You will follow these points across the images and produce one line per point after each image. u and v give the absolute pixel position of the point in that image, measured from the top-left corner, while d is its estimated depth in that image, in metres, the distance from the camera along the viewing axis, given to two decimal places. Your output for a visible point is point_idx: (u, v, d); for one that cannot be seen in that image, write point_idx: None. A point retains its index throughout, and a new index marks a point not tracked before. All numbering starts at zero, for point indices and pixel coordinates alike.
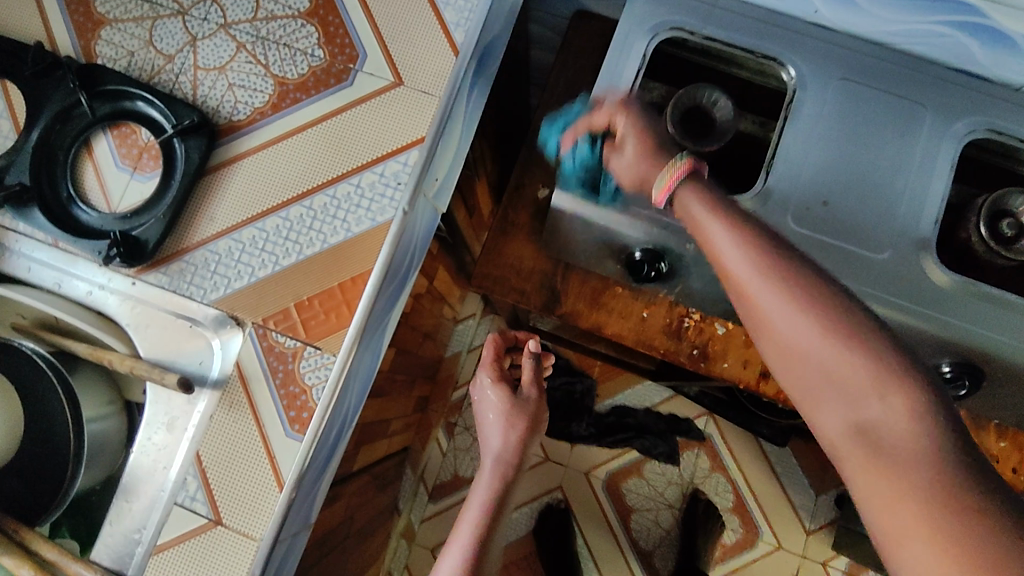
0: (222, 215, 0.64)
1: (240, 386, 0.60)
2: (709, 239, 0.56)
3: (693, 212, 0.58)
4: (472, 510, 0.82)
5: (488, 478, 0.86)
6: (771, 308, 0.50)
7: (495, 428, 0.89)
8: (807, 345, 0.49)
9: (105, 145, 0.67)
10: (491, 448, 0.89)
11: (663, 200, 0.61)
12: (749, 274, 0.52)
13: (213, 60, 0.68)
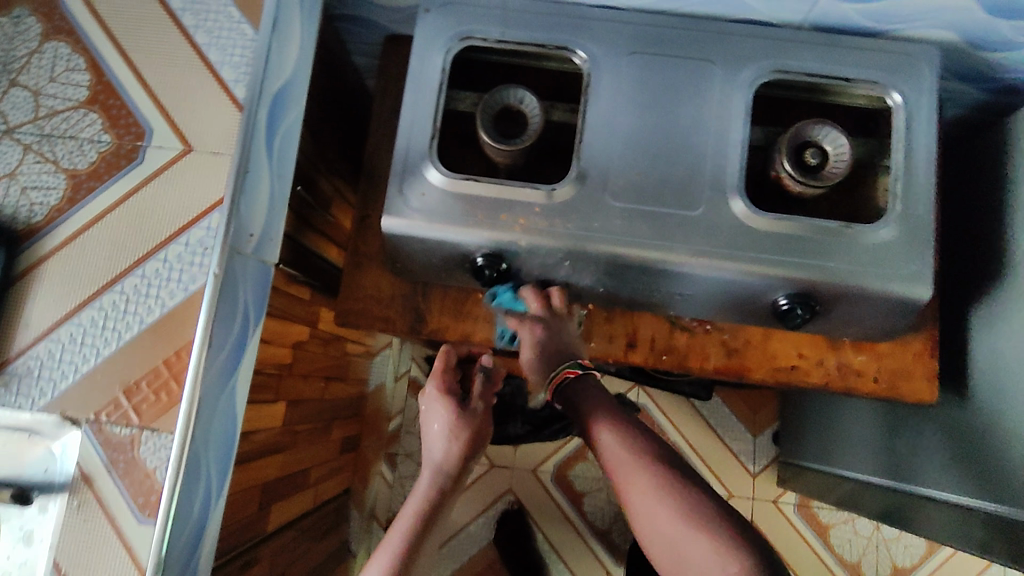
0: (37, 318, 0.63)
1: (84, 486, 0.60)
2: (610, 444, 0.70)
3: (612, 456, 0.69)
4: (390, 553, 0.68)
5: (413, 511, 0.72)
6: (648, 511, 0.64)
7: (435, 444, 0.76)
8: (652, 521, 0.64)
9: None
10: (427, 473, 0.75)
11: (552, 393, 0.77)
12: (622, 461, 0.68)
13: (1, 167, 0.66)
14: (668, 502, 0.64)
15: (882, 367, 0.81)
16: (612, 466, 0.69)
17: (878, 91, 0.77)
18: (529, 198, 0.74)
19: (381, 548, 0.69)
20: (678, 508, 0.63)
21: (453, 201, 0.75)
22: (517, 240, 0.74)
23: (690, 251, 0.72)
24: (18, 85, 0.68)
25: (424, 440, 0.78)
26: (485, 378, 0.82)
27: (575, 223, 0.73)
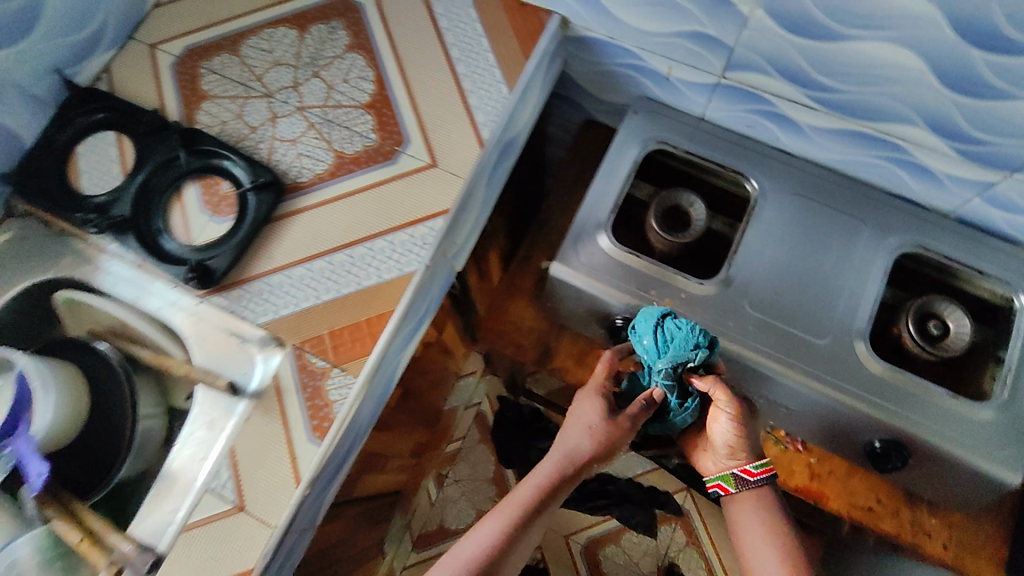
0: (277, 254, 0.78)
1: (274, 396, 0.73)
2: (741, 530, 0.78)
3: (738, 512, 0.80)
4: (511, 507, 0.74)
5: (540, 476, 0.76)
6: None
7: (574, 436, 0.77)
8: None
9: (192, 192, 0.83)
10: (566, 457, 0.77)
11: (757, 474, 0.79)
12: (756, 547, 0.76)
13: (288, 133, 0.85)
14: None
15: (954, 537, 0.86)
16: (745, 553, 0.77)
17: (1007, 290, 0.86)
18: (679, 284, 0.86)
19: (512, 495, 0.76)
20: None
21: (615, 266, 0.87)
22: None
23: (807, 372, 0.81)
24: (320, 78, 0.88)
25: (568, 432, 0.78)
26: (645, 404, 0.79)
27: (713, 315, 0.85)
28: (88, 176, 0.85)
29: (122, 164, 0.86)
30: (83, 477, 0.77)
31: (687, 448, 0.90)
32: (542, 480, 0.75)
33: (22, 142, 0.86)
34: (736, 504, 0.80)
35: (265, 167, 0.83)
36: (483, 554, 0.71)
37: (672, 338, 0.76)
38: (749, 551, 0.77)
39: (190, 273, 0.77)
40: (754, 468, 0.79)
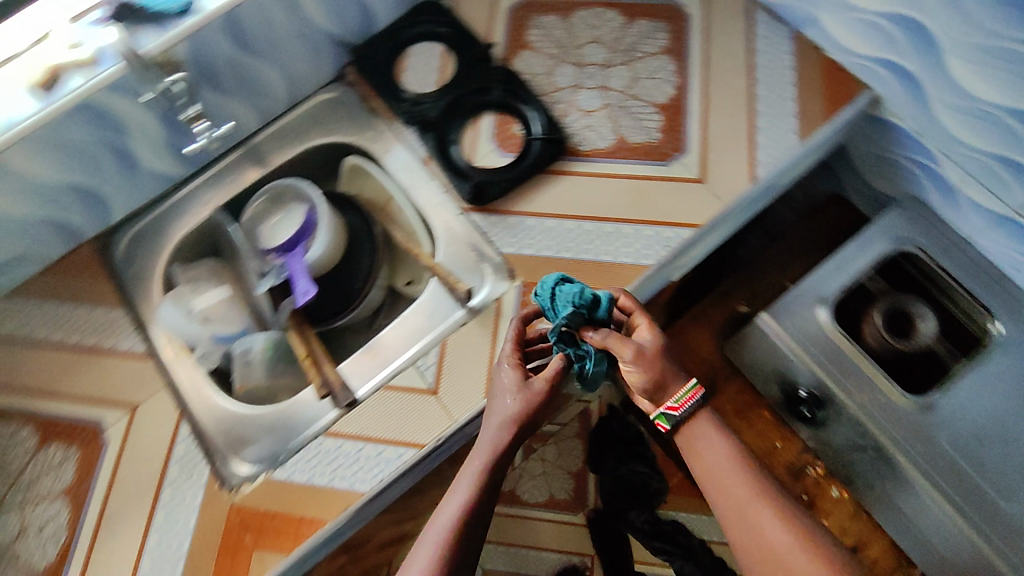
0: (539, 202, 0.89)
1: (492, 316, 0.84)
2: (710, 455, 0.77)
3: (686, 430, 0.80)
4: (469, 481, 0.74)
5: (485, 450, 0.74)
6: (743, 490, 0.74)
7: (503, 407, 0.75)
8: (787, 552, 0.70)
9: (488, 122, 0.95)
10: (490, 424, 0.75)
11: (682, 407, 0.76)
12: (729, 475, 0.75)
13: (586, 105, 0.93)
14: (794, 540, 0.71)
15: None
16: (718, 482, 0.76)
17: None
18: (879, 384, 0.85)
19: (463, 470, 0.75)
20: (806, 543, 0.70)
21: (823, 338, 0.89)
22: (851, 398, 0.86)
23: (976, 529, 0.79)
24: (629, 68, 0.96)
25: (492, 407, 0.76)
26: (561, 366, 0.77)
27: (903, 432, 0.83)
28: (410, 75, 0.99)
29: (439, 77, 0.98)
30: (319, 309, 0.94)
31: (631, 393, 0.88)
32: (485, 453, 0.74)
33: (374, 30, 1.00)
34: (686, 434, 0.79)
35: (556, 125, 0.92)
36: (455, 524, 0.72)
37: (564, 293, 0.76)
38: (733, 486, 0.75)
39: (468, 189, 0.90)
40: (676, 402, 0.76)
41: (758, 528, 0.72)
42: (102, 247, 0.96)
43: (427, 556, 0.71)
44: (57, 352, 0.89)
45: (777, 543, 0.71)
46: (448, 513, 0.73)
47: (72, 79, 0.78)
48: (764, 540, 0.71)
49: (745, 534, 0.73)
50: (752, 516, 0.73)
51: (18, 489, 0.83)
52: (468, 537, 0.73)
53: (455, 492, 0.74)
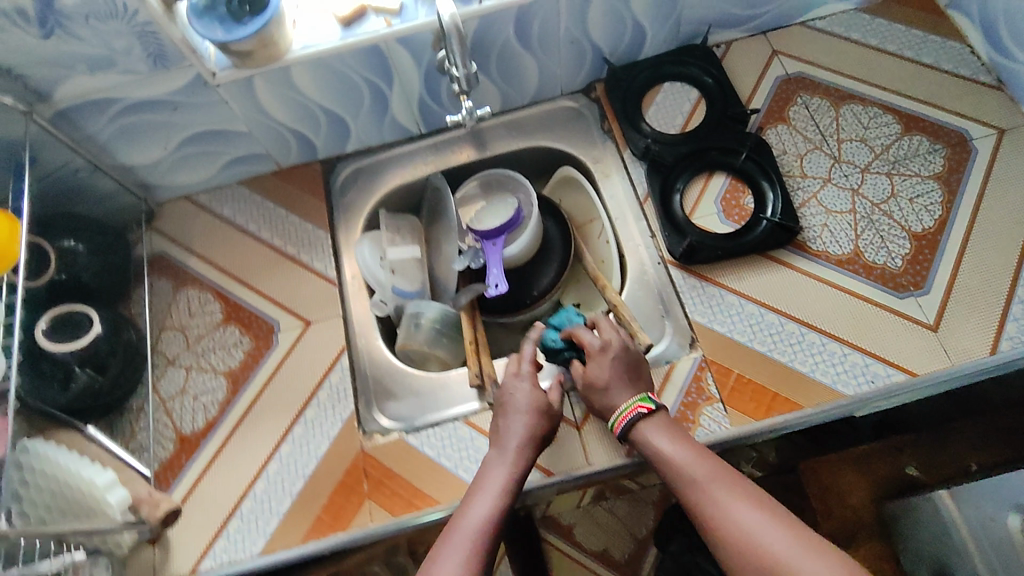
0: (747, 283, 0.85)
1: (661, 379, 0.83)
2: (678, 466, 0.70)
3: (656, 441, 0.72)
4: (495, 489, 0.71)
5: (507, 468, 0.73)
6: (744, 510, 0.65)
7: (521, 427, 0.76)
8: (759, 532, 0.64)
9: (719, 183, 0.91)
10: (512, 445, 0.75)
11: (618, 430, 0.75)
12: (704, 473, 0.69)
13: (830, 203, 0.88)
14: (770, 518, 0.65)
15: None
16: (691, 488, 0.68)
17: None
18: None
19: (483, 479, 0.73)
20: (783, 519, 0.65)
21: None
22: None
23: None
24: (889, 180, 0.89)
25: (508, 427, 0.76)
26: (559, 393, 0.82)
27: None
28: (656, 111, 0.97)
29: (686, 123, 0.95)
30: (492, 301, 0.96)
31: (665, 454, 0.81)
32: (509, 469, 0.73)
33: (639, 56, 0.99)
34: (640, 437, 0.73)
35: (793, 212, 0.86)
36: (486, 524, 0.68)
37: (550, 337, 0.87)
38: (703, 493, 0.68)
39: (680, 248, 0.86)
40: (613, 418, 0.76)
41: (730, 518, 0.66)
42: (323, 170, 1.02)
43: (458, 557, 0.65)
44: (262, 248, 0.96)
45: (752, 530, 0.64)
46: (474, 516, 0.68)
47: (371, 21, 0.82)
48: (760, 552, 0.63)
49: (735, 547, 0.64)
50: (722, 512, 0.66)
51: (189, 354, 0.91)
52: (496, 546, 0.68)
53: (479, 500, 0.70)
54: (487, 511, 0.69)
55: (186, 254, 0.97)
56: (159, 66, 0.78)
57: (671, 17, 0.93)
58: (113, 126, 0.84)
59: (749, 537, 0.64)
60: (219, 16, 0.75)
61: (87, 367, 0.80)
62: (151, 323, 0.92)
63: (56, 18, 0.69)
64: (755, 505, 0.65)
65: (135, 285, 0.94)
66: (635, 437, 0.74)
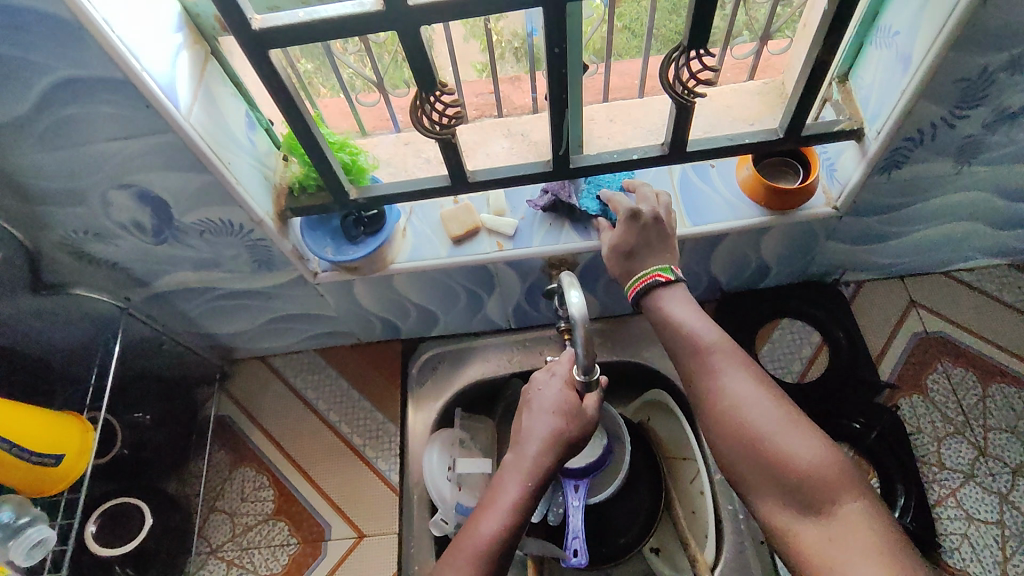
0: None
1: None
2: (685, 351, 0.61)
3: (667, 309, 0.62)
4: (503, 507, 0.60)
5: (521, 480, 0.61)
6: (739, 386, 0.56)
7: (542, 434, 0.63)
8: (753, 404, 0.55)
9: (841, 456, 0.80)
10: (529, 454, 0.62)
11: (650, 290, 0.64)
12: (722, 366, 0.58)
13: (972, 508, 0.76)
14: (786, 417, 0.54)
15: None
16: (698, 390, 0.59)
17: None
18: None
19: (496, 490, 0.61)
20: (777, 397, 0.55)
21: None
22: None
23: None
24: None
25: (529, 435, 0.63)
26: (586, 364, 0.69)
27: None
28: (771, 348, 0.90)
29: (803, 372, 0.87)
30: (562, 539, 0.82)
31: None
32: (523, 477, 0.61)
33: (759, 286, 0.91)
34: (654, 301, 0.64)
35: (928, 516, 0.75)
36: (489, 557, 0.57)
37: None
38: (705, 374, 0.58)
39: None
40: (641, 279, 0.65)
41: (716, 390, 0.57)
42: (403, 350, 0.98)
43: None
44: (328, 433, 0.92)
45: (733, 399, 0.55)
46: (478, 538, 0.58)
47: (483, 242, 0.79)
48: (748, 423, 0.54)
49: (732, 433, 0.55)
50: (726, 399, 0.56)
51: (234, 546, 0.85)
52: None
53: (487, 522, 0.59)
54: (493, 537, 0.58)
55: (251, 425, 0.93)
56: (263, 268, 0.76)
57: (800, 259, 0.86)
58: (207, 306, 0.82)
59: (733, 410, 0.55)
60: (332, 230, 0.75)
61: (126, 567, 0.75)
62: (201, 503, 0.87)
63: (171, 231, 0.67)
64: (748, 375, 0.56)
65: (195, 453, 0.90)
66: (648, 307, 0.65)
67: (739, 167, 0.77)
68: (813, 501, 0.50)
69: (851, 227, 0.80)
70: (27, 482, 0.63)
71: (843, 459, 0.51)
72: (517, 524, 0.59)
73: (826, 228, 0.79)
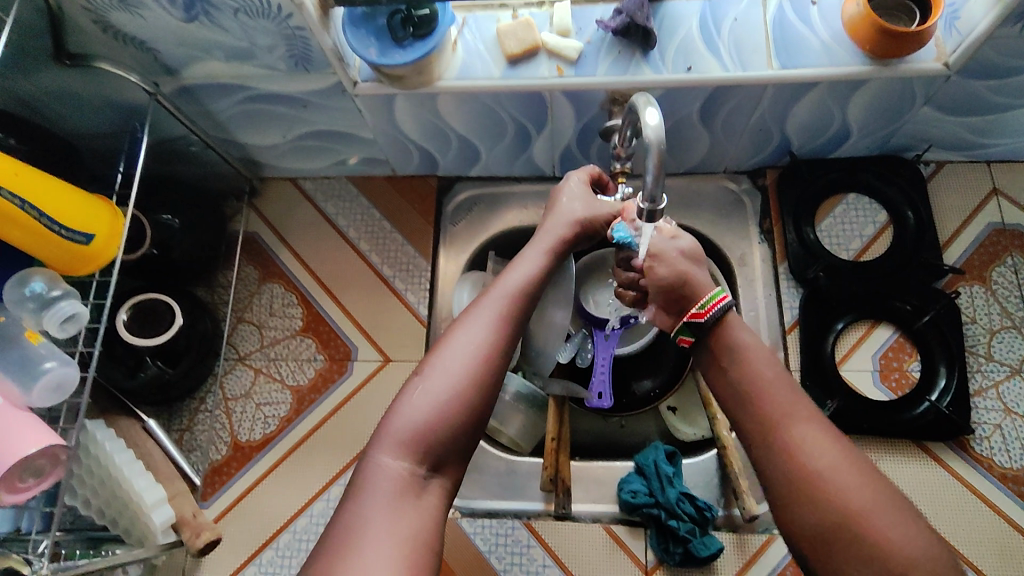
0: (888, 469, 0.74)
1: (757, 546, 0.72)
2: (738, 361, 0.55)
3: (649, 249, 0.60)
4: (496, 302, 0.59)
5: (512, 295, 0.60)
6: (754, 353, 0.55)
7: (532, 266, 0.63)
8: (758, 376, 0.54)
9: (883, 337, 0.79)
10: (524, 269, 0.63)
11: (709, 315, 0.57)
12: (773, 386, 0.53)
13: (1011, 400, 0.75)
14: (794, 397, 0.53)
15: None
16: (752, 396, 0.54)
17: None
18: None
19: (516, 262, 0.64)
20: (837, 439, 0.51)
21: None
22: None
23: None
24: None
25: (516, 265, 0.63)
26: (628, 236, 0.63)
27: None
28: (830, 225, 0.84)
29: (861, 251, 0.82)
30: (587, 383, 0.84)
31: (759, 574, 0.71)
32: (515, 289, 0.60)
33: (831, 154, 0.84)
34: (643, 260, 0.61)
35: (966, 403, 0.74)
36: (478, 357, 0.55)
37: (645, 460, 0.76)
38: (744, 376, 0.55)
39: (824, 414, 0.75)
40: (699, 307, 0.57)
41: (731, 364, 0.56)
42: (439, 187, 0.93)
43: (443, 391, 0.53)
44: (359, 261, 0.90)
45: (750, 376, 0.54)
46: (501, 295, 0.60)
47: (542, 65, 0.71)
48: (798, 462, 0.50)
49: (770, 452, 0.51)
50: (775, 423, 0.52)
51: (261, 355, 0.86)
52: (496, 383, 0.55)
53: (473, 328, 0.56)
54: (482, 343, 0.56)
55: (281, 245, 0.91)
56: (299, 67, 0.69)
57: (888, 126, 0.78)
58: (236, 108, 0.77)
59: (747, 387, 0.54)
60: (377, 29, 0.67)
61: (158, 359, 0.77)
62: (230, 311, 0.87)
63: (203, 5, 0.60)
64: (763, 354, 0.55)
65: (224, 264, 0.89)
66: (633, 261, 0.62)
67: (847, 3, 0.68)
68: (808, 493, 0.49)
69: (955, 94, 0.71)
70: (58, 259, 0.62)
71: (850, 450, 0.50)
72: (534, 291, 0.62)
73: (927, 90, 0.70)
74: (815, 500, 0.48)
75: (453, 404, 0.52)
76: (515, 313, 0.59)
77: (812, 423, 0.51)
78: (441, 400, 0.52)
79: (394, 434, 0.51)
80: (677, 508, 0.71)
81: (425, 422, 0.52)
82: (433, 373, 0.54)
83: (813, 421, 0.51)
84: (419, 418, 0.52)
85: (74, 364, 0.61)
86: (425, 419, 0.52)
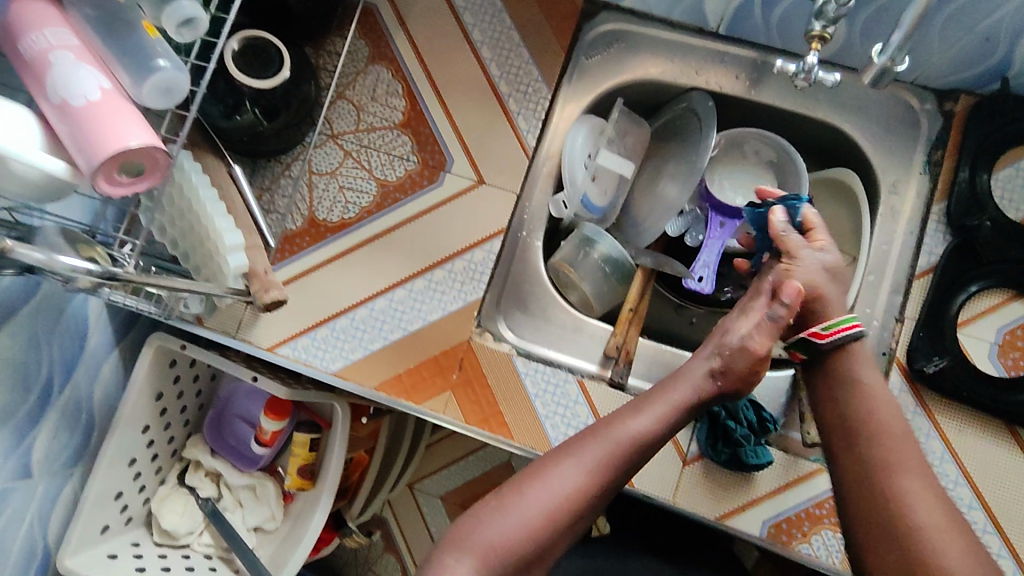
0: (967, 442, 0.69)
1: (801, 471, 0.70)
2: (864, 399, 0.61)
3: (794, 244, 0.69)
4: (605, 444, 0.58)
5: (622, 443, 0.58)
6: (880, 397, 0.61)
7: (658, 419, 0.60)
8: (879, 418, 0.60)
9: (1017, 313, 0.71)
10: (652, 414, 0.60)
11: (830, 339, 0.64)
12: (889, 429, 0.59)
13: None
14: (908, 451, 0.57)
15: None
16: (865, 433, 0.59)
17: None
18: None
19: (644, 399, 0.62)
20: (937, 495, 0.55)
21: None
22: None
23: None
24: None
25: (641, 409, 0.61)
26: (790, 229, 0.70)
27: None
28: (1009, 177, 0.72)
29: None
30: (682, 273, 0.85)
31: (793, 496, 0.69)
32: (627, 441, 0.58)
33: None
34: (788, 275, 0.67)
35: None
36: (566, 502, 0.55)
37: None
38: (862, 411, 0.60)
39: (928, 367, 0.69)
40: (823, 329, 0.64)
41: (850, 404, 0.61)
42: (583, 10, 0.82)
43: (525, 522, 0.54)
44: (476, 68, 0.81)
45: (868, 419, 0.60)
46: (618, 436, 0.59)
47: None
48: (905, 510, 0.54)
49: (869, 492, 0.57)
50: (887, 472, 0.57)
51: (355, 139, 0.81)
52: (574, 523, 0.56)
53: (568, 472, 0.56)
54: (575, 487, 0.56)
55: (398, 25, 0.83)
56: None
57: None
58: None
59: (868, 427, 0.59)
60: None
61: (257, 108, 0.71)
62: (333, 82, 0.81)
63: None
64: (887, 394, 0.61)
65: (337, 30, 0.82)
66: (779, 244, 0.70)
67: None
68: (894, 531, 0.54)
69: None
70: None
71: (940, 502, 0.55)
72: (654, 439, 0.60)
73: None
74: (903, 541, 0.53)
75: (525, 534, 0.54)
76: (622, 460, 0.58)
77: (919, 473, 0.56)
78: (514, 527, 0.54)
79: (469, 541, 0.53)
80: (735, 411, 0.70)
81: (496, 540, 0.53)
82: (514, 503, 0.55)
83: (920, 472, 0.56)
84: (496, 535, 0.53)
85: (185, 72, 0.56)
86: (497, 536, 0.53)
